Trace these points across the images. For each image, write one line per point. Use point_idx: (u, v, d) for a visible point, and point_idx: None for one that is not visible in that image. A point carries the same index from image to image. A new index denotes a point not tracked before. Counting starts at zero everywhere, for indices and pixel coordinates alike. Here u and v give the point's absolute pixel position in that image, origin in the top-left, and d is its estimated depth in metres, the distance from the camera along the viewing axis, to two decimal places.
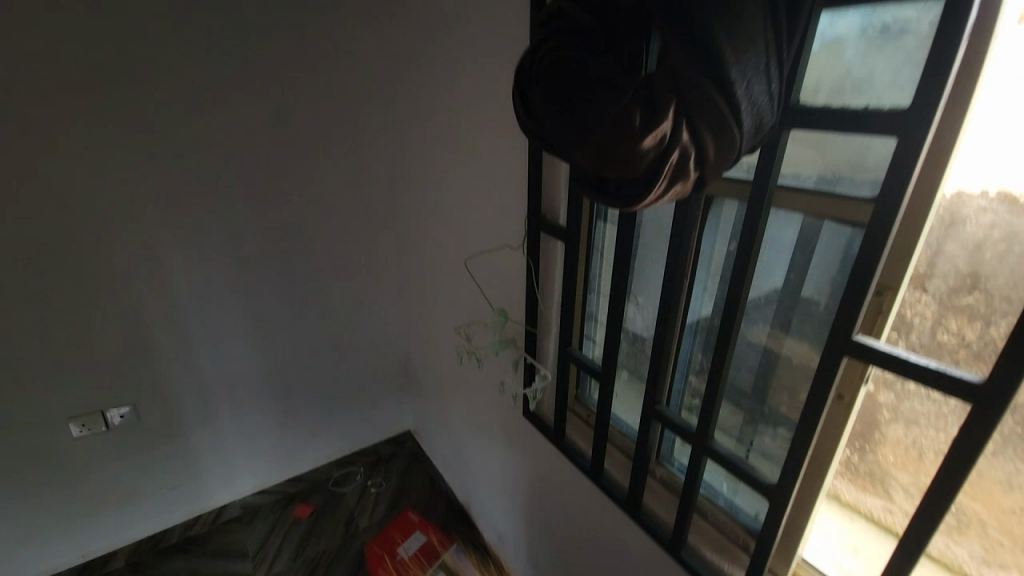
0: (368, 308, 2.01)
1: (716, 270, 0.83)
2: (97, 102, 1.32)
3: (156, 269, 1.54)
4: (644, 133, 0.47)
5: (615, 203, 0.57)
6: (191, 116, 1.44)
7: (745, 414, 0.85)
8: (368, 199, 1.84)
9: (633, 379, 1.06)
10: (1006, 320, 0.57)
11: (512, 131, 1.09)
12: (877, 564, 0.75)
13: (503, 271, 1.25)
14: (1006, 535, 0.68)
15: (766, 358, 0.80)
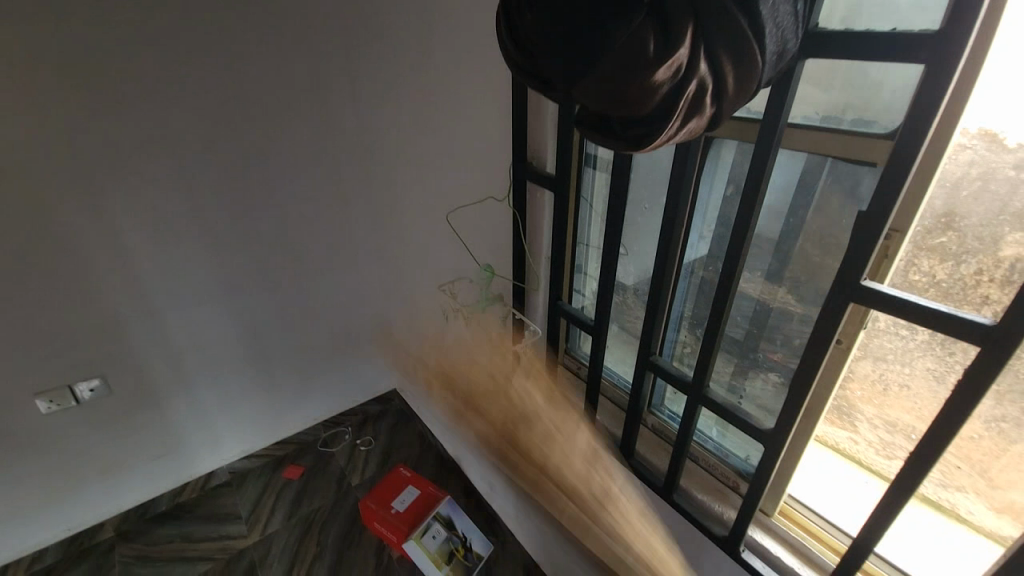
0: (345, 268, 1.94)
1: (713, 217, 0.80)
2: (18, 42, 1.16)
3: (110, 233, 1.42)
4: (659, 63, 0.42)
5: (621, 143, 0.53)
6: (131, 58, 1.28)
7: (738, 363, 0.85)
8: (338, 152, 1.73)
9: (624, 331, 1.05)
10: (977, 258, 0.59)
11: (493, 71, 1.01)
12: (855, 494, 0.78)
13: (488, 225, 1.20)
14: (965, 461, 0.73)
15: (761, 308, 0.79)
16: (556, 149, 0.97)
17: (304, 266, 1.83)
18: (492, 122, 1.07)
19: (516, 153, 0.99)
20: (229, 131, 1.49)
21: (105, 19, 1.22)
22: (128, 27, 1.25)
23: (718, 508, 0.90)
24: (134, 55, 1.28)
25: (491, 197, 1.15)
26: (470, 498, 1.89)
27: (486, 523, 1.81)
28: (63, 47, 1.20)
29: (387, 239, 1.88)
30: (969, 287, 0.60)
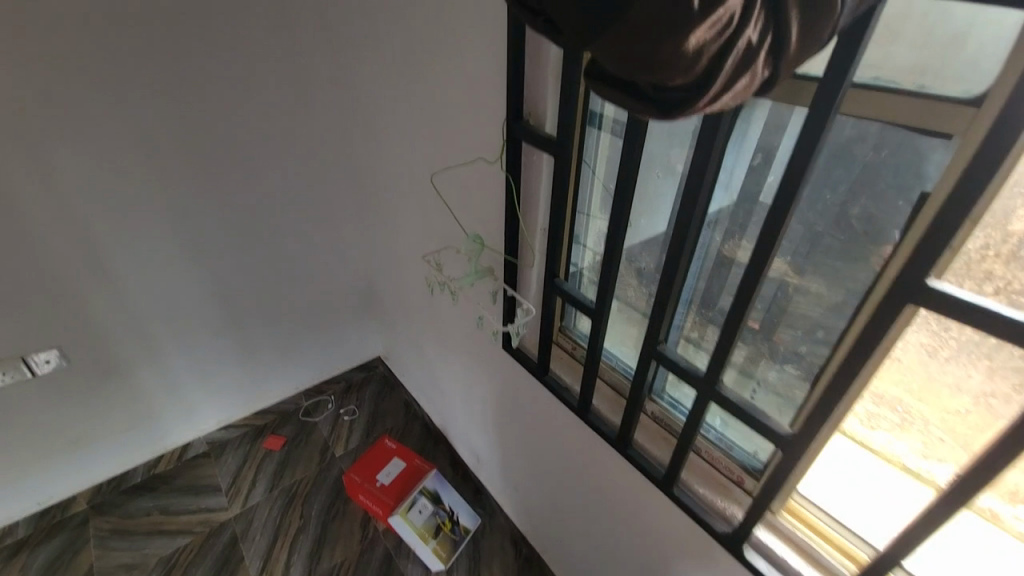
0: (322, 230, 1.79)
1: (737, 189, 0.71)
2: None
3: (53, 192, 1.26)
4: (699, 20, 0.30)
5: (649, 113, 0.39)
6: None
7: (753, 350, 0.78)
8: (309, 99, 1.53)
9: (625, 310, 0.97)
10: (984, 233, 0.49)
11: (488, 8, 0.85)
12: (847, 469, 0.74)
13: (478, 190, 1.07)
14: (947, 432, 0.63)
15: (782, 293, 0.71)
16: (558, 107, 0.84)
17: (277, 228, 1.69)
18: (486, 68, 0.91)
19: (512, 107, 0.85)
20: (184, 73, 1.29)
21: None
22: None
23: (720, 502, 0.85)
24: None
25: (483, 158, 1.02)
26: (458, 470, 1.87)
27: (474, 492, 1.80)
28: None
29: (366, 199, 1.73)
30: (971, 262, 0.50)
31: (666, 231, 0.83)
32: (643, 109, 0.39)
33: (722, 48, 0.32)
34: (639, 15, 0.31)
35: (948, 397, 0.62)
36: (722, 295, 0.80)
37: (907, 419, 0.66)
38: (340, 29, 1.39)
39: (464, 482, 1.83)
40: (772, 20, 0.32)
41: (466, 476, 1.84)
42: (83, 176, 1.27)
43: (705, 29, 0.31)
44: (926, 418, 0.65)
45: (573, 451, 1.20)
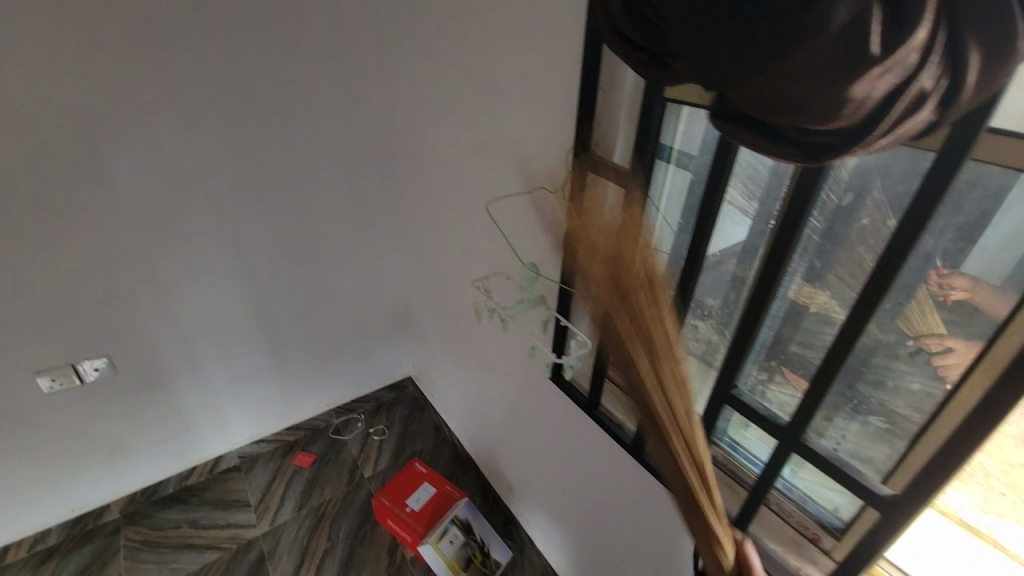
0: (363, 248, 1.81)
1: (823, 230, 0.65)
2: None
3: (117, 206, 1.31)
4: (875, 64, 0.28)
5: (791, 158, 0.37)
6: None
7: (836, 407, 0.71)
8: (358, 121, 1.57)
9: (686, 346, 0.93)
10: None
11: (556, 43, 0.86)
12: (920, 531, 0.73)
13: (535, 218, 1.05)
14: (1008, 486, 0.65)
15: (876, 345, 0.64)
16: (629, 137, 0.82)
17: (320, 245, 1.71)
18: (550, 96, 0.91)
19: (580, 137, 0.84)
20: (241, 90, 1.34)
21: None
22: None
23: (793, 561, 0.80)
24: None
25: (543, 186, 1.00)
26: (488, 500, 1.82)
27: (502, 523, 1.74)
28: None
29: (408, 219, 1.74)
30: None
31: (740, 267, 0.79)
32: (783, 152, 0.36)
33: (892, 93, 0.30)
34: (805, 60, 0.29)
35: (1011, 447, 0.62)
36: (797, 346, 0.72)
37: (968, 471, 0.67)
38: (391, 54, 1.43)
39: (494, 511, 1.78)
40: (949, 64, 0.29)
41: (496, 507, 1.79)
42: (145, 192, 1.33)
43: (878, 74, 0.29)
44: (988, 471, 0.66)
45: (620, 491, 1.15)
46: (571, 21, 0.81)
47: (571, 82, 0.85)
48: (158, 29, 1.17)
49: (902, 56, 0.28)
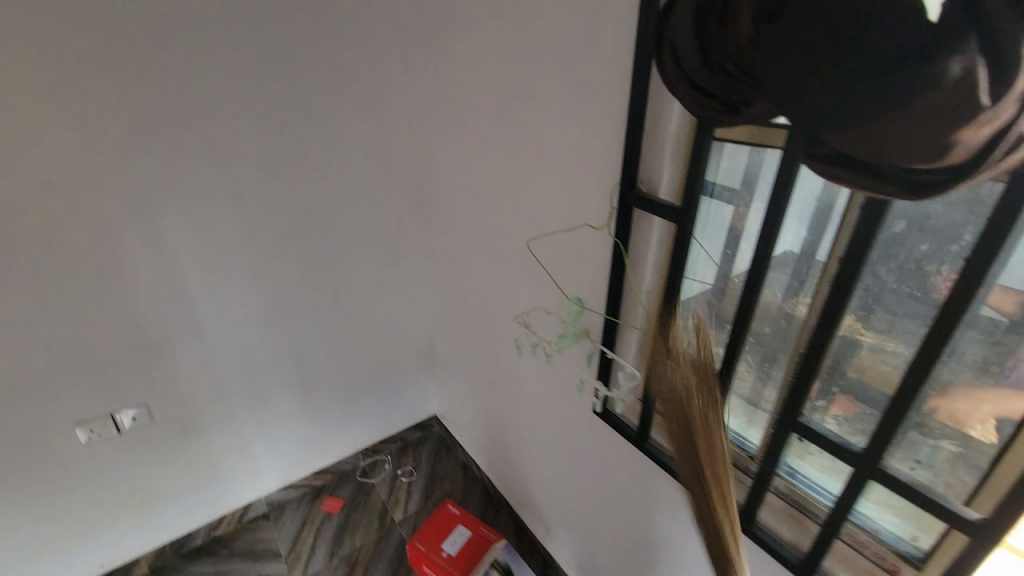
0: (392, 287, 1.85)
1: (887, 257, 0.66)
2: (64, 43, 1.09)
3: (163, 256, 1.36)
4: (984, 109, 0.32)
5: (899, 191, 0.40)
6: (184, 63, 1.21)
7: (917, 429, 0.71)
8: (388, 166, 1.64)
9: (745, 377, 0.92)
10: None
11: (594, 93, 0.93)
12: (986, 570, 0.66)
13: (580, 254, 1.09)
14: None
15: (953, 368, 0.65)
16: (675, 176, 0.86)
17: (352, 287, 1.75)
18: (589, 140, 0.97)
19: (627, 177, 0.88)
20: (280, 141, 1.42)
21: (156, 20, 1.15)
22: (181, 28, 1.18)
23: None
24: (185, 58, 1.21)
25: (587, 223, 1.04)
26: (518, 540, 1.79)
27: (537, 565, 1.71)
28: (114, 50, 1.13)
29: (437, 258, 1.78)
30: None
31: (798, 297, 0.79)
32: (884, 189, 0.40)
33: (999, 136, 0.33)
34: (917, 105, 0.33)
35: None
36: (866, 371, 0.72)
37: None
38: (420, 103, 1.52)
39: (528, 552, 1.75)
40: None
41: (531, 549, 1.76)
42: (190, 242, 1.38)
43: (985, 118, 0.32)
44: None
45: (673, 526, 1.12)
46: (609, 70, 0.88)
47: (611, 127, 0.91)
48: (208, 88, 1.26)
49: (1009, 103, 0.31)
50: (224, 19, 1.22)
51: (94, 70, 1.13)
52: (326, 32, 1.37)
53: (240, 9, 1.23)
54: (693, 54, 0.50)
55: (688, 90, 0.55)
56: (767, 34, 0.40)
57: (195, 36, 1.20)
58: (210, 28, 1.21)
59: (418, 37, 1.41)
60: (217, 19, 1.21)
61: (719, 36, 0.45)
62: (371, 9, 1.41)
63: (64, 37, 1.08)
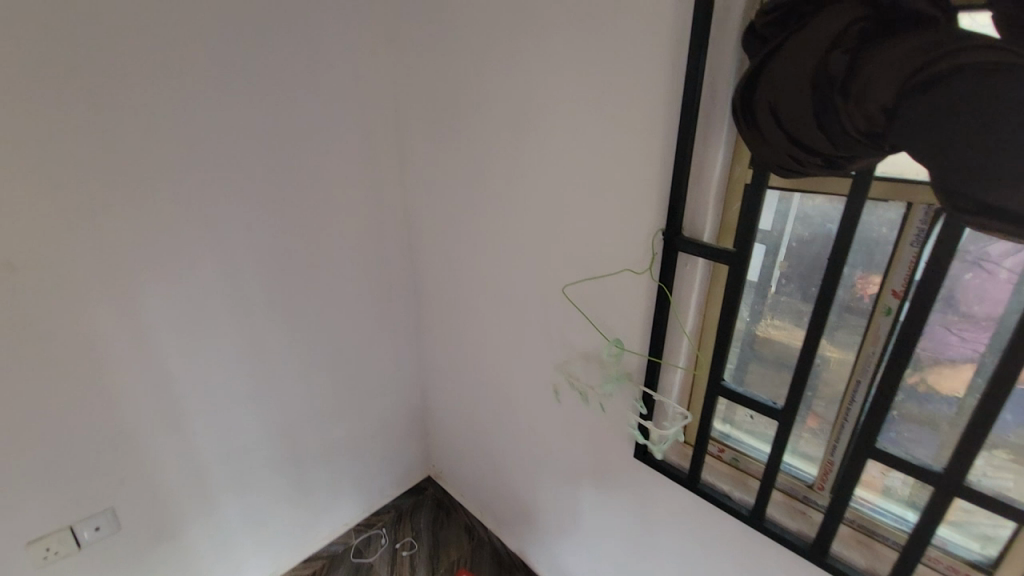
0: (385, 344, 1.76)
1: (951, 298, 0.71)
2: (37, 101, 0.96)
3: (139, 336, 1.20)
4: None
5: None
6: (175, 120, 1.12)
7: (991, 455, 0.74)
8: (381, 220, 1.59)
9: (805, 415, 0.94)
10: None
11: (627, 149, 0.97)
12: None
13: (620, 299, 1.07)
14: None
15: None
16: (719, 215, 0.91)
17: (345, 347, 1.64)
18: (621, 192, 1.01)
19: (672, 224, 0.91)
20: (274, 199, 1.32)
21: (147, 77, 1.06)
22: (175, 83, 1.09)
23: None
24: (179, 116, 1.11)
25: (627, 268, 1.04)
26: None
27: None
28: (98, 107, 1.02)
29: (433, 308, 1.73)
30: None
31: (855, 336, 0.83)
32: None
33: None
34: None
35: None
36: (937, 397, 0.77)
37: None
38: (416, 154, 1.50)
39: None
40: None
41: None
42: (170, 317, 1.23)
43: None
44: None
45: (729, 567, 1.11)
46: (644, 127, 0.93)
47: (648, 181, 0.95)
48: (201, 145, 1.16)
49: None
50: (220, 76, 1.14)
51: (72, 129, 1.00)
52: (323, 89, 1.33)
53: (238, 63, 1.16)
54: (807, 122, 0.55)
55: (783, 153, 0.60)
56: (918, 102, 0.46)
57: (190, 93, 1.11)
58: (206, 84, 1.13)
59: (416, 90, 1.41)
60: (213, 74, 1.13)
61: (844, 105, 0.51)
62: (363, 70, 1.39)
63: (39, 96, 0.96)
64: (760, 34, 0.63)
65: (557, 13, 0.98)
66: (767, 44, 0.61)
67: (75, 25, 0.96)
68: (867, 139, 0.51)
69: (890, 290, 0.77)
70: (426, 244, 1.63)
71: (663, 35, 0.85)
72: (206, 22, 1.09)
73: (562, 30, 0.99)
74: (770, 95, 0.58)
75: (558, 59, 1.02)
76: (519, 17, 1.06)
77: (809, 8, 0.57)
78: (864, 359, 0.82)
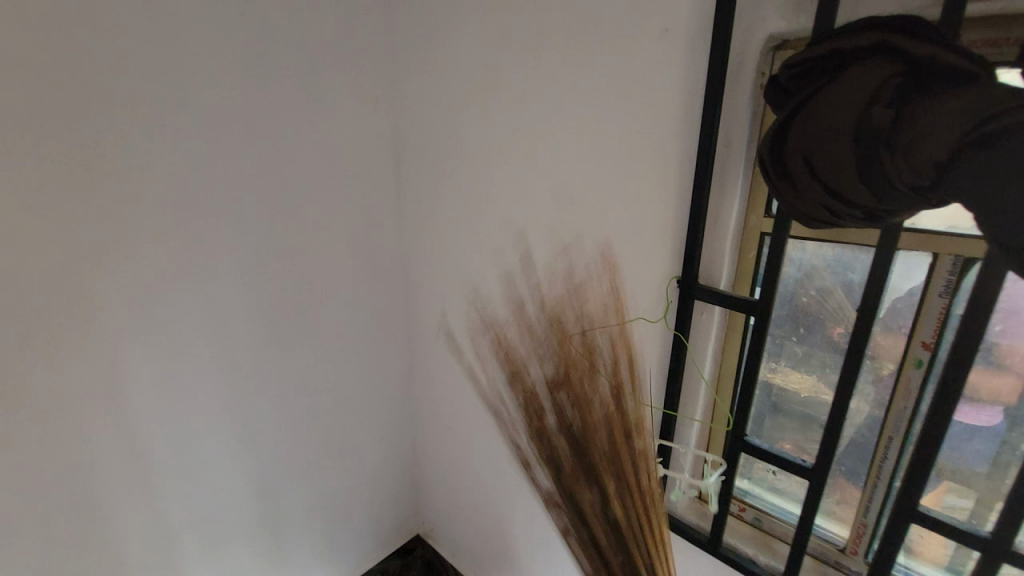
0: (378, 393, 1.67)
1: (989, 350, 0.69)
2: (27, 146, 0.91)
3: (117, 392, 1.11)
4: None
5: None
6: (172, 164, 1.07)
7: None
8: (378, 264, 1.53)
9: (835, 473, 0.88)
10: None
11: (640, 196, 0.95)
12: None
13: (633, 348, 1.03)
14: None
15: None
16: (735, 262, 0.89)
17: (337, 398, 1.55)
18: (634, 239, 0.98)
19: (689, 272, 0.89)
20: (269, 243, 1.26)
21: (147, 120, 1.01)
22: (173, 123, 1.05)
23: None
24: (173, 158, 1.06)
25: (639, 316, 1.01)
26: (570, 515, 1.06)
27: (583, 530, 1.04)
28: (89, 150, 0.96)
29: (424, 352, 1.66)
30: None
31: (886, 389, 0.80)
32: None
33: None
34: None
35: None
36: (979, 455, 0.74)
37: None
38: (411, 194, 1.47)
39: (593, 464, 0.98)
40: None
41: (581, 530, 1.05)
42: (152, 371, 1.14)
43: None
44: None
45: None
46: (658, 174, 0.92)
47: (662, 228, 0.94)
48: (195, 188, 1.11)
49: None
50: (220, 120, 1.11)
51: (60, 174, 0.95)
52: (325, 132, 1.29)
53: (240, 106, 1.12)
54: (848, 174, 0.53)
55: (819, 204, 0.58)
56: (973, 158, 0.46)
57: (187, 133, 1.07)
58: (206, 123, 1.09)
59: (414, 131, 1.39)
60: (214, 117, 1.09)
61: (890, 158, 0.50)
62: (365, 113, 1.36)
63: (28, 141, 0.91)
64: (783, 86, 0.62)
65: (569, 62, 0.99)
66: (792, 96, 0.60)
67: (73, 69, 0.92)
68: (914, 192, 0.50)
69: (919, 341, 0.74)
70: (424, 289, 1.57)
71: (675, 88, 0.86)
72: (209, 64, 1.06)
73: (572, 79, 0.99)
74: (804, 146, 0.56)
75: (566, 106, 1.01)
76: (527, 65, 1.05)
77: (834, 65, 0.56)
78: (895, 413, 0.79)
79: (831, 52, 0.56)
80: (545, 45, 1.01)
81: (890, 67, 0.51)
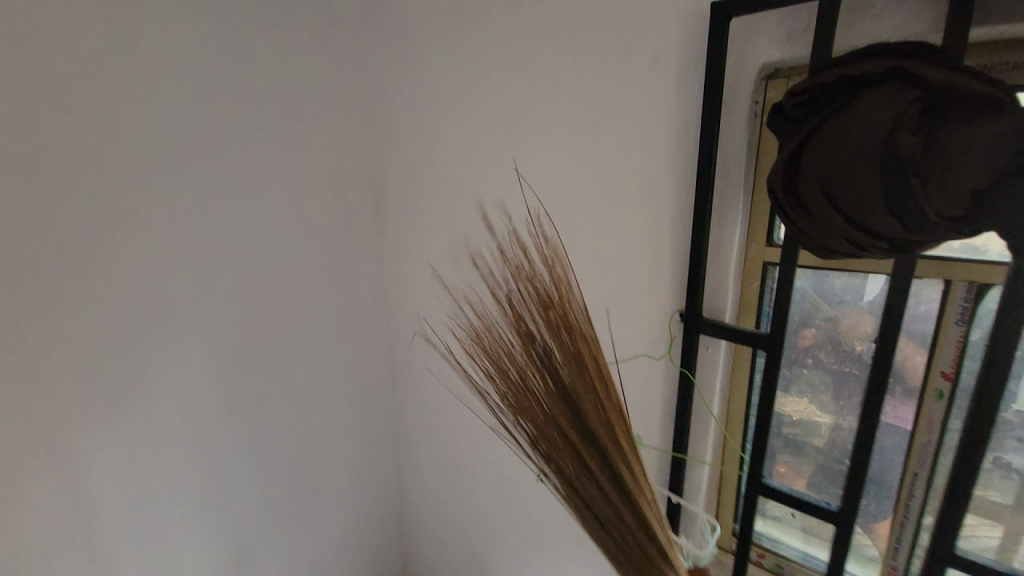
0: (365, 461, 1.44)
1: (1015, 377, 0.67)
2: None
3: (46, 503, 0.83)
4: None
5: None
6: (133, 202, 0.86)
7: None
8: (363, 312, 1.32)
9: (865, 516, 0.83)
10: None
11: (637, 230, 0.92)
12: None
13: (638, 387, 0.97)
14: None
15: None
16: (739, 294, 0.86)
17: (321, 471, 1.31)
18: (631, 274, 0.94)
19: (692, 305, 0.85)
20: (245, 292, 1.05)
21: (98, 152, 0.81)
22: (135, 156, 0.86)
23: None
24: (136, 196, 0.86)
25: (644, 353, 0.95)
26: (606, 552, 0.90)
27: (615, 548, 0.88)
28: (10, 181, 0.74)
29: (404, 412, 1.47)
30: None
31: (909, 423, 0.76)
32: None
33: None
34: None
35: None
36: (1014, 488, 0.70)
37: None
38: (386, 236, 1.32)
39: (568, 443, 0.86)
40: None
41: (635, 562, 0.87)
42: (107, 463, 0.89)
43: None
44: None
45: None
46: (654, 208, 0.89)
47: (661, 262, 0.90)
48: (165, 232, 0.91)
49: None
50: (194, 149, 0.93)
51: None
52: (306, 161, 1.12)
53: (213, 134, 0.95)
54: (877, 203, 0.49)
55: (841, 233, 0.54)
56: (1011, 191, 0.44)
57: (155, 168, 0.88)
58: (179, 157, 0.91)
59: (383, 167, 1.27)
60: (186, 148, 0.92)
61: (920, 191, 0.47)
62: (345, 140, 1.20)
63: None
64: (788, 114, 0.60)
65: (557, 95, 0.95)
66: (798, 125, 0.59)
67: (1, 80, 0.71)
68: (943, 223, 0.48)
69: (938, 372, 0.71)
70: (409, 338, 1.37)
71: (668, 120, 0.85)
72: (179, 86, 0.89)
73: (563, 107, 0.95)
74: (820, 176, 0.53)
75: (556, 140, 0.98)
76: (519, 93, 1.00)
77: (840, 93, 0.55)
78: (919, 448, 0.75)
79: (836, 80, 0.55)
80: (532, 79, 0.98)
81: (902, 94, 0.49)
